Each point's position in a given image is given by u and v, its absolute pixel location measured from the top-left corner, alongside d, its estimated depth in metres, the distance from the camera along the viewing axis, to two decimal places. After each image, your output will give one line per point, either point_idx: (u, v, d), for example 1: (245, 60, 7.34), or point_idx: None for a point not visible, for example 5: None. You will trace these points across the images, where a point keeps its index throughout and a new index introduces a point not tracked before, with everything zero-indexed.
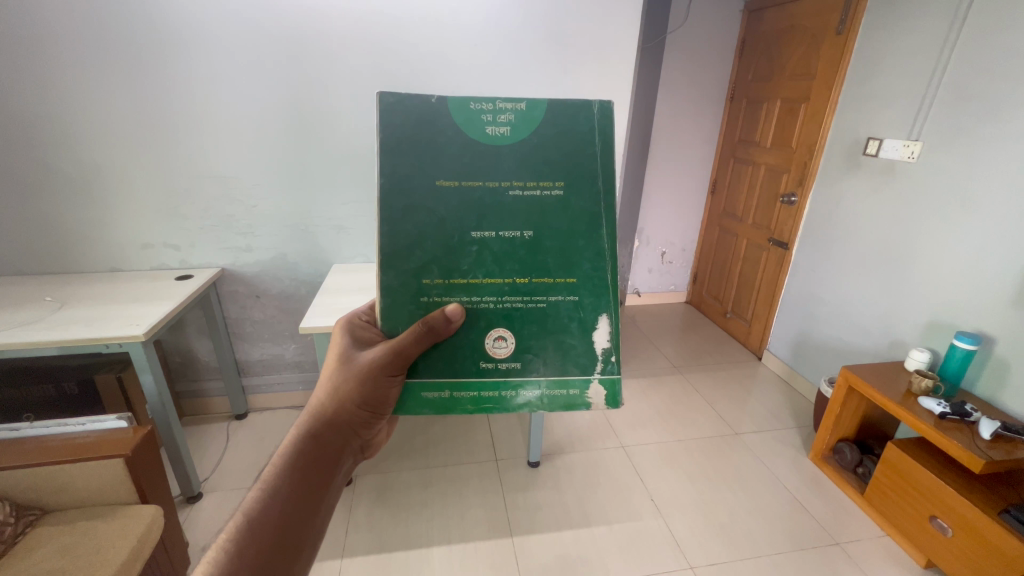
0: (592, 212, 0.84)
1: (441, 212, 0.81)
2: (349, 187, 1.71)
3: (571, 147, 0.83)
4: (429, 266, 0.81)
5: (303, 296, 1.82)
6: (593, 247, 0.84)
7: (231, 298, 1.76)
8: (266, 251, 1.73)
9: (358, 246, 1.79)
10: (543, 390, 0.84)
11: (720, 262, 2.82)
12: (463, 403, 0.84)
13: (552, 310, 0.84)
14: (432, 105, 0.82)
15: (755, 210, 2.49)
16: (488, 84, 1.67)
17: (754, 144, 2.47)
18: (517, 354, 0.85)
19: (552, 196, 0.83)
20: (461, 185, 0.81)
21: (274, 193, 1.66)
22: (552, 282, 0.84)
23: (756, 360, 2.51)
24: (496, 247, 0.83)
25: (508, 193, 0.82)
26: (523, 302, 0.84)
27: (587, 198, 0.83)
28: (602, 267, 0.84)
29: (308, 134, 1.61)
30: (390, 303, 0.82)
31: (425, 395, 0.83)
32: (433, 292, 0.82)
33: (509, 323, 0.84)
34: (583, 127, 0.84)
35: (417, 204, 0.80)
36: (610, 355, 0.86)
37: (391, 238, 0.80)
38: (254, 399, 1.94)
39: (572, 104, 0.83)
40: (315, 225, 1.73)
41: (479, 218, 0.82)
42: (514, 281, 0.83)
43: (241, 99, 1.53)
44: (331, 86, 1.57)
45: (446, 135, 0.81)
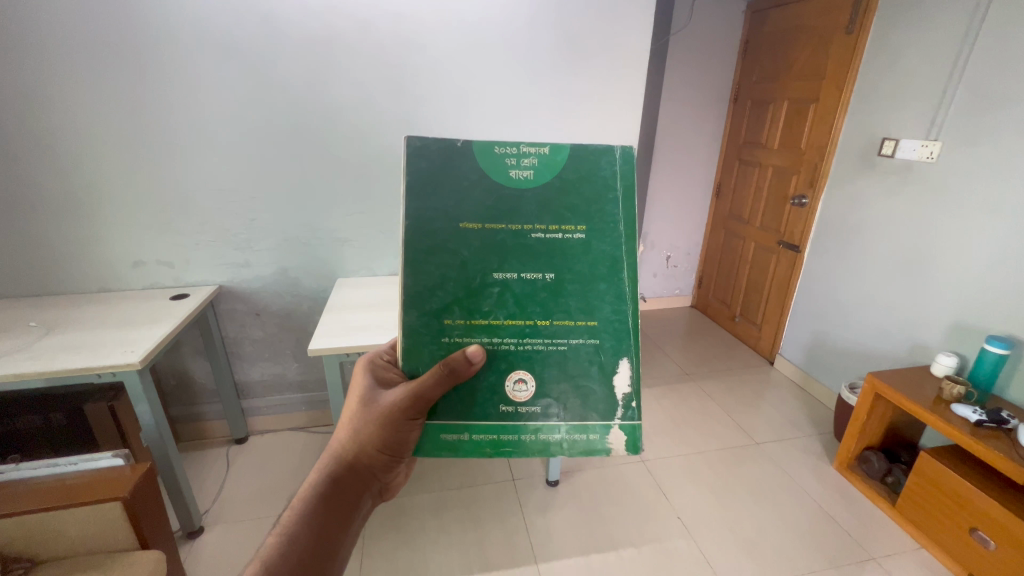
0: (613, 258, 0.81)
1: (462, 253, 0.78)
2: (353, 197, 1.63)
3: (592, 192, 0.81)
4: (449, 308, 0.78)
5: (306, 313, 1.73)
6: (613, 291, 0.80)
7: (229, 316, 1.67)
8: (266, 267, 1.64)
9: (363, 259, 1.71)
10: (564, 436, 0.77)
11: (727, 268, 2.77)
12: (480, 448, 0.77)
13: (573, 353, 0.79)
14: (457, 150, 0.81)
15: (762, 213, 2.46)
16: (498, 89, 1.61)
17: (761, 146, 2.44)
18: (537, 394, 0.79)
19: (573, 242, 0.81)
20: (484, 227, 0.79)
21: (273, 206, 1.58)
22: (572, 326, 0.80)
23: (769, 365, 2.46)
24: (518, 288, 0.79)
25: (530, 236, 0.80)
26: (542, 344, 0.79)
27: (609, 242, 0.81)
28: (624, 313, 0.80)
29: (309, 142, 1.53)
30: (412, 348, 0.77)
31: (442, 436, 0.76)
32: (452, 334, 0.77)
33: (529, 364, 0.78)
34: (602, 174, 0.83)
35: (440, 245, 0.78)
36: (631, 400, 0.79)
37: (414, 276, 0.77)
38: (254, 422, 1.84)
39: (592, 150, 0.82)
40: (317, 238, 1.64)
41: (500, 259, 0.79)
42: (535, 323, 0.79)
43: (242, 107, 1.45)
44: (334, 94, 1.50)
45: (472, 175, 0.80)
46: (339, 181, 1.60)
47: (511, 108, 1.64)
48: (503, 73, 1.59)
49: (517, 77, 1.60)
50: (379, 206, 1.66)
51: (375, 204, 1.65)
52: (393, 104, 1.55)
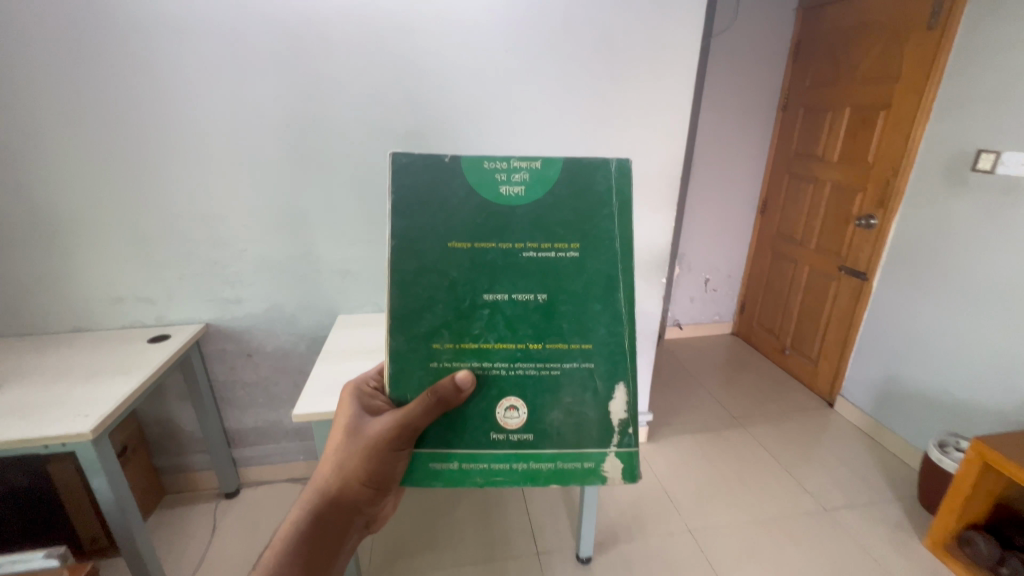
0: (610, 275, 0.82)
1: (450, 273, 0.80)
2: (356, 224, 1.43)
3: (585, 206, 0.82)
4: (437, 330, 0.80)
5: (303, 354, 1.53)
6: (609, 313, 0.82)
7: (218, 357, 1.48)
8: (259, 302, 1.44)
9: (367, 294, 1.50)
10: (556, 464, 0.81)
11: (775, 293, 2.48)
12: (469, 476, 0.81)
13: (567, 377, 0.82)
14: (445, 164, 0.82)
15: (818, 233, 2.17)
16: (520, 100, 1.39)
17: (816, 159, 2.17)
18: (526, 423, 0.81)
19: (566, 260, 0.82)
20: (471, 246, 0.81)
21: (266, 235, 1.39)
22: (566, 347, 0.81)
23: (828, 407, 2.15)
24: (508, 311, 0.81)
25: (521, 255, 0.81)
26: (534, 369, 0.81)
27: (603, 259, 0.82)
28: (620, 333, 0.82)
29: (305, 163, 1.34)
30: (396, 369, 0.80)
31: (430, 465, 0.80)
32: (440, 357, 0.80)
33: (518, 390, 0.81)
34: (598, 188, 0.83)
35: (430, 265, 0.80)
36: (629, 428, 0.82)
37: (400, 295, 0.80)
38: (247, 472, 1.65)
39: (587, 163, 0.83)
40: (315, 270, 1.45)
41: (489, 279, 0.81)
42: (526, 347, 0.81)
43: (231, 123, 1.27)
44: (336, 106, 1.30)
45: (464, 190, 0.82)
46: (339, 207, 1.40)
47: (535, 121, 1.42)
48: (527, 81, 1.37)
49: (542, 86, 1.38)
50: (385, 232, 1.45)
51: (380, 232, 1.45)
52: (400, 118, 1.34)
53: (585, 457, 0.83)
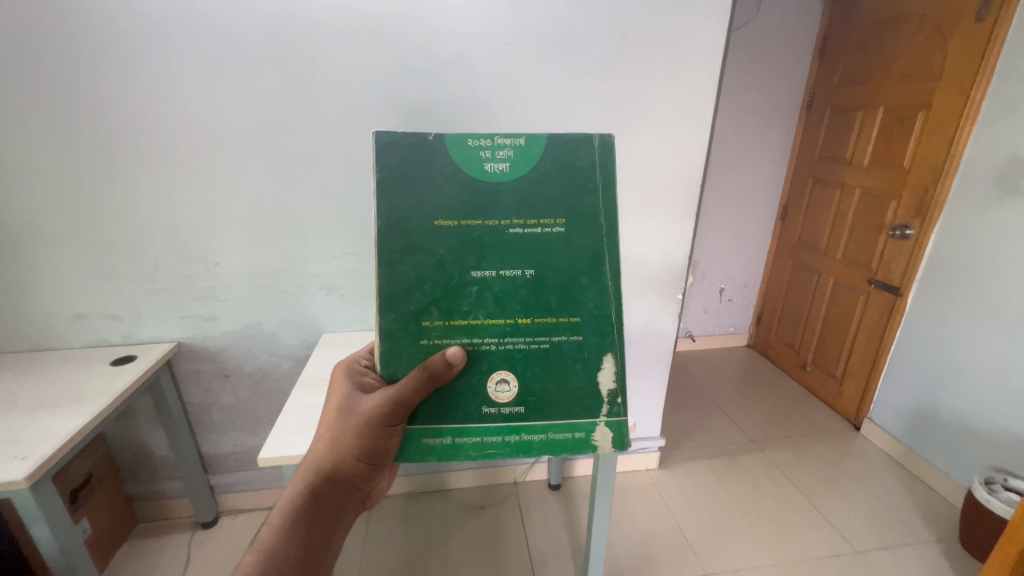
0: (596, 250, 0.90)
1: (444, 253, 0.88)
2: (341, 235, 1.29)
3: (569, 180, 0.90)
4: (431, 307, 0.88)
5: (285, 375, 1.40)
6: (595, 287, 0.91)
7: (192, 379, 1.36)
8: (235, 319, 1.32)
9: (354, 311, 1.37)
10: (548, 434, 0.90)
11: (796, 305, 2.33)
12: (464, 450, 0.89)
13: (555, 351, 0.91)
14: (431, 143, 0.88)
15: (845, 243, 2.02)
16: (524, 97, 1.24)
17: (843, 163, 2.01)
18: (516, 399, 0.90)
19: (550, 240, 0.90)
20: (461, 226, 0.89)
21: (242, 246, 1.26)
22: (553, 320, 0.90)
23: (854, 430, 2.00)
24: (496, 286, 0.90)
25: (507, 231, 0.89)
26: (525, 342, 0.90)
27: (587, 236, 0.91)
28: (602, 304, 0.90)
29: (282, 167, 1.20)
30: (393, 346, 0.88)
31: (429, 439, 0.89)
32: (433, 333, 0.88)
33: (509, 362, 0.90)
34: (579, 171, 0.91)
35: (425, 246, 0.88)
36: (615, 395, 0.92)
37: (394, 274, 0.87)
38: (226, 500, 1.53)
39: (563, 147, 0.89)
40: (297, 285, 1.32)
41: (481, 258, 0.89)
42: (515, 321, 0.90)
43: (200, 122, 1.14)
44: (319, 106, 1.16)
45: (450, 166, 0.88)
46: (322, 216, 1.27)
47: (540, 121, 1.27)
48: (531, 77, 1.22)
49: (548, 81, 1.23)
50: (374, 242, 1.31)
51: (367, 242, 1.31)
52: (388, 118, 1.20)
53: (575, 428, 0.93)
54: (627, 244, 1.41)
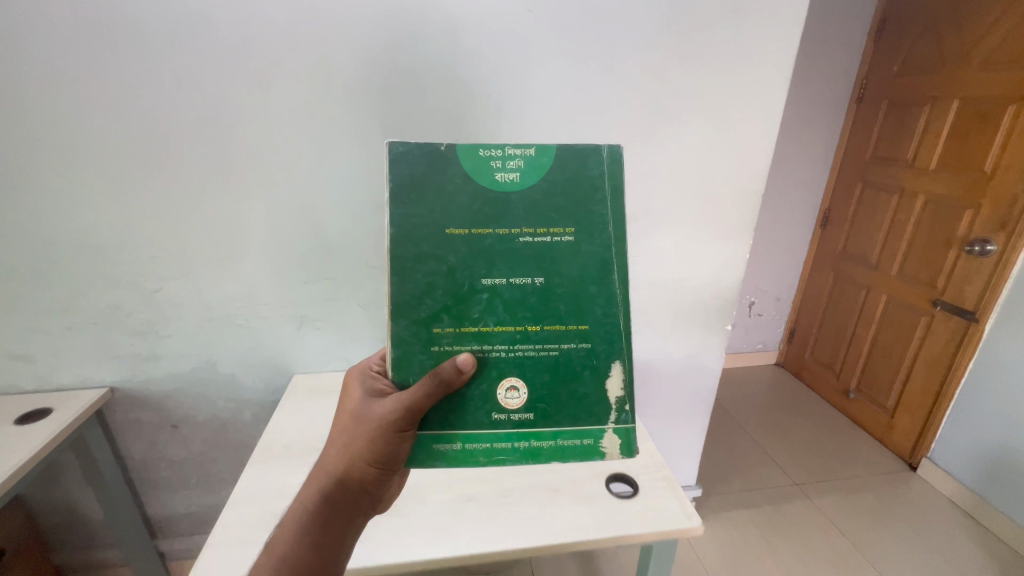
0: (603, 258, 0.70)
1: (448, 257, 0.67)
2: (314, 256, 1.02)
3: (578, 194, 0.69)
4: (441, 313, 0.67)
5: (248, 423, 1.14)
6: (604, 294, 0.70)
7: (130, 431, 1.09)
8: (181, 360, 1.05)
9: (333, 348, 1.10)
10: (559, 441, 0.68)
11: (837, 323, 2.09)
12: (475, 453, 0.67)
13: (565, 359, 0.70)
14: (441, 155, 0.68)
15: (904, 256, 1.77)
16: (549, 85, 0.97)
17: (902, 164, 1.76)
18: (530, 399, 0.70)
19: (559, 247, 0.69)
20: (472, 234, 0.68)
21: (184, 269, 0.98)
22: (561, 328, 0.69)
23: (911, 470, 1.75)
24: (506, 294, 0.68)
25: (516, 239, 0.68)
26: (533, 348, 0.69)
27: (598, 242, 0.69)
28: (612, 313, 0.69)
29: (236, 168, 0.93)
30: (403, 357, 0.67)
31: (437, 447, 0.68)
32: (443, 340, 0.67)
33: (518, 365, 0.68)
34: (589, 174, 0.70)
35: (426, 251, 0.67)
36: (624, 402, 0.70)
37: (403, 282, 0.67)
38: (180, 568, 1.27)
39: (573, 150, 0.68)
40: (259, 317, 1.05)
41: (491, 262, 0.68)
42: (525, 329, 0.69)
43: (125, 109, 0.87)
44: (284, 89, 0.89)
45: (457, 175, 0.68)
46: (289, 232, 1.00)
47: (567, 116, 1.00)
48: (558, 59, 0.95)
49: (580, 64, 0.96)
50: (356, 265, 1.04)
51: (346, 264, 1.04)
52: (374, 107, 0.93)
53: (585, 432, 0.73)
54: (669, 266, 1.15)
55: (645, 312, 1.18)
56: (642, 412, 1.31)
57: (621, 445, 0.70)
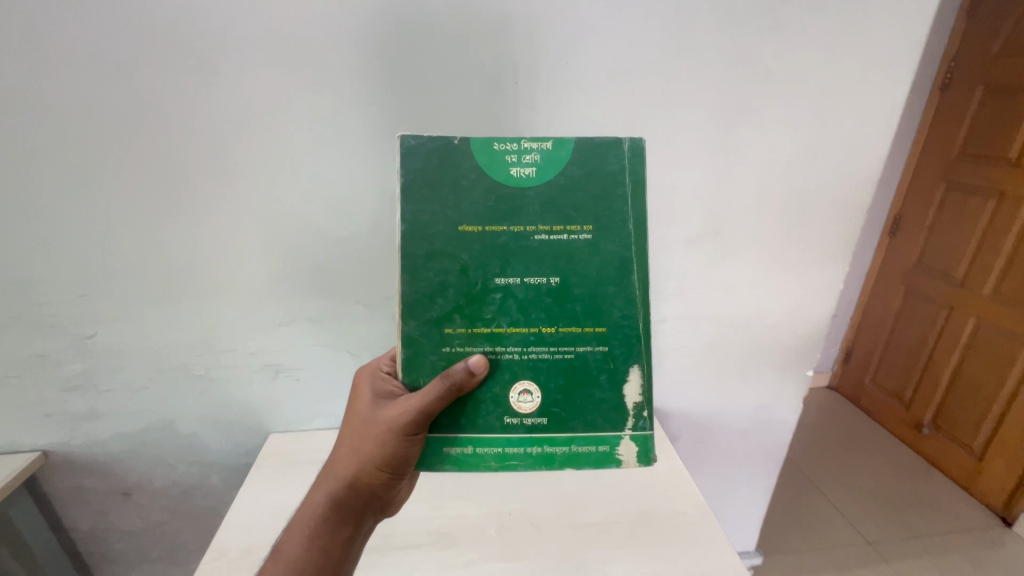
0: (623, 259, 0.56)
1: (461, 254, 0.56)
2: (288, 289, 0.80)
3: (597, 186, 0.56)
4: (453, 314, 0.56)
5: (217, 488, 0.93)
6: (623, 295, 0.57)
7: (73, 498, 0.89)
8: (129, 418, 0.84)
9: (317, 401, 0.89)
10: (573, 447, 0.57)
11: (906, 344, 1.81)
12: (485, 458, 0.57)
13: (579, 364, 0.58)
14: (455, 148, 0.56)
15: (1001, 272, 1.48)
16: (599, 74, 0.72)
17: (1001, 162, 1.47)
18: (543, 405, 0.57)
19: (577, 249, 0.57)
20: (486, 231, 0.56)
21: (124, 306, 0.77)
22: (578, 332, 0.57)
23: (1005, 527, 1.47)
24: (519, 294, 0.57)
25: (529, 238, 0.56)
26: (548, 352, 0.57)
27: (616, 239, 0.56)
28: (634, 316, 0.57)
29: (182, 180, 0.72)
30: (415, 355, 0.57)
31: (450, 448, 0.58)
32: (456, 339, 0.57)
33: (531, 367, 0.57)
34: (609, 169, 0.56)
35: (435, 250, 0.55)
36: (641, 408, 0.58)
37: (414, 281, 0.56)
38: None
39: (594, 143, 0.55)
40: (221, 365, 0.83)
41: (504, 261, 0.56)
42: (538, 332, 0.57)
43: (32, 104, 0.65)
44: (241, 77, 0.67)
45: (473, 171, 0.56)
46: (255, 259, 0.78)
47: (622, 113, 0.75)
48: (612, 38, 0.70)
49: (641, 45, 0.71)
50: (341, 304, 0.82)
51: (328, 301, 0.82)
52: (362, 101, 0.70)
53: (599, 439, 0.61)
54: (741, 299, 0.90)
55: (707, 356, 0.95)
56: (695, 471, 1.07)
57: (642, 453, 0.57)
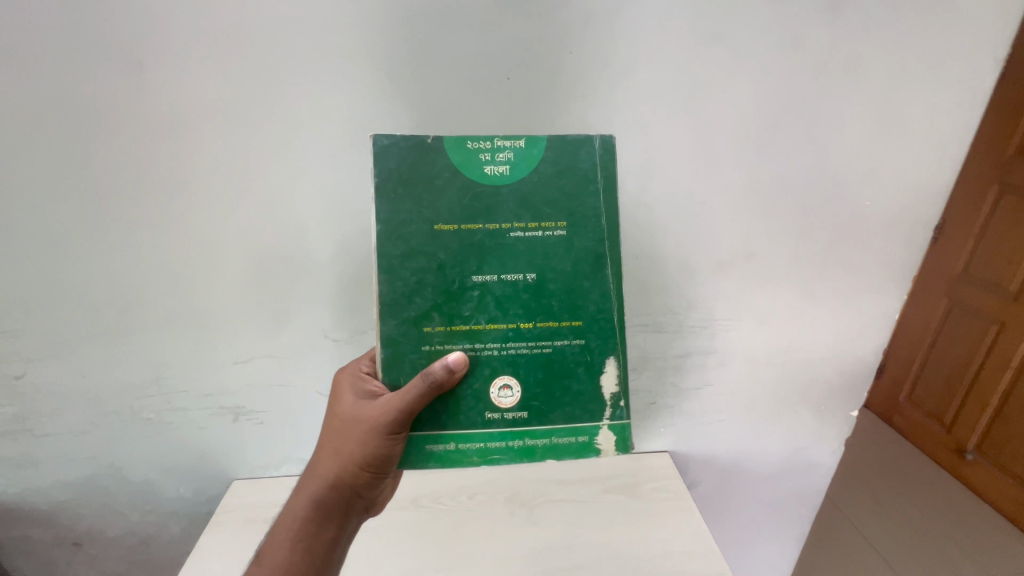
0: (596, 254, 0.48)
1: (436, 252, 0.47)
2: (245, 322, 0.69)
3: (567, 180, 0.48)
4: (430, 313, 0.48)
5: (179, 538, 0.83)
6: (598, 291, 0.48)
7: (18, 548, 0.80)
8: (74, 463, 0.74)
9: (286, 445, 0.78)
10: (554, 438, 0.49)
11: None
12: (467, 457, 0.49)
13: (557, 362, 0.49)
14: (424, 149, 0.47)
15: None
16: (614, 71, 0.59)
17: None
18: (523, 401, 0.49)
19: (551, 246, 0.48)
20: (461, 228, 0.47)
21: (58, 342, 0.67)
22: (555, 327, 0.48)
23: None
24: (495, 293, 0.48)
25: (503, 236, 0.47)
26: (526, 348, 0.48)
27: (587, 236, 0.48)
28: (609, 310, 0.49)
29: (115, 198, 0.61)
30: (394, 356, 0.48)
31: (430, 449, 0.49)
32: (434, 339, 0.48)
33: (510, 365, 0.48)
34: (580, 168, 0.48)
35: (410, 249, 0.47)
36: (619, 400, 0.50)
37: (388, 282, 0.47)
38: None
39: (569, 137, 0.47)
40: (175, 406, 0.72)
41: (480, 258, 0.48)
42: (516, 330, 0.48)
43: None
44: (180, 79, 0.56)
45: (449, 171, 0.47)
46: (204, 286, 0.66)
47: (643, 118, 0.62)
48: (626, 24, 0.57)
49: (663, 34, 0.58)
50: (306, 338, 0.70)
51: (293, 335, 0.70)
52: (326, 106, 0.58)
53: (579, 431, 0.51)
54: (777, 332, 0.77)
55: (736, 397, 0.82)
56: (719, 519, 0.95)
57: (621, 441, 0.50)
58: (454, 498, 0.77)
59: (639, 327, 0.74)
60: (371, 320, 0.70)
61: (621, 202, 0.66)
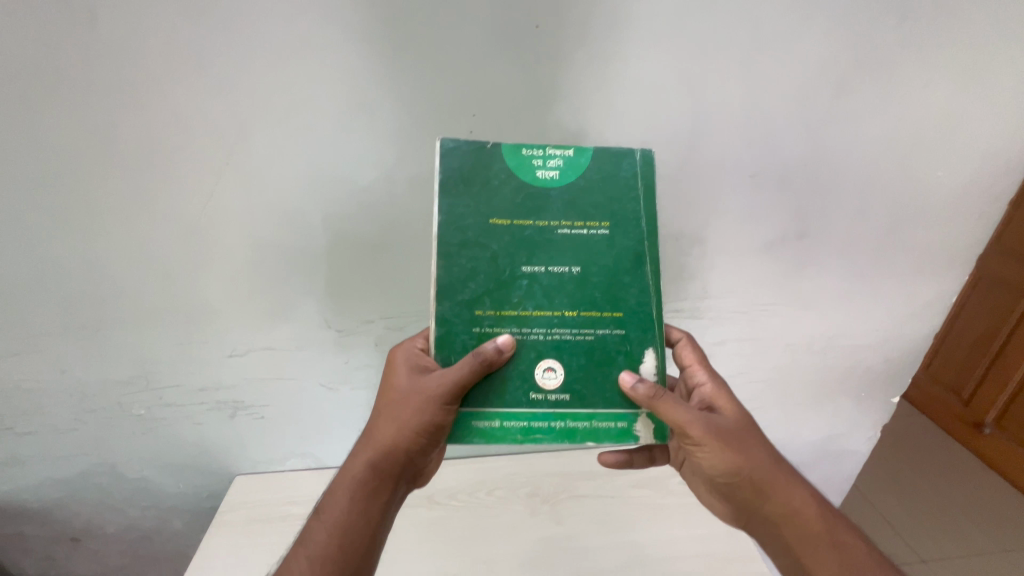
0: (637, 255, 0.43)
1: (488, 243, 0.42)
2: (241, 312, 0.62)
3: (609, 183, 0.43)
4: (479, 299, 0.41)
5: (182, 530, 0.80)
6: (640, 289, 0.42)
7: (12, 542, 0.76)
8: (63, 461, 0.69)
9: (292, 438, 0.73)
10: (596, 422, 0.41)
11: None
12: (511, 437, 0.41)
13: (598, 351, 0.42)
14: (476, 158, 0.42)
15: None
16: (667, 23, 0.50)
17: None
18: (567, 384, 0.42)
19: (593, 245, 0.42)
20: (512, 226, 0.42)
21: (30, 338, 0.60)
22: (596, 316, 0.42)
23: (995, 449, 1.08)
24: (541, 282, 0.42)
25: (548, 234, 0.42)
26: (571, 334, 0.42)
27: (629, 233, 0.43)
28: (650, 307, 0.42)
29: (76, 175, 0.51)
30: (446, 334, 0.41)
31: (473, 425, 0.41)
32: (485, 322, 0.41)
33: (556, 350, 0.42)
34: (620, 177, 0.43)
35: (466, 240, 0.41)
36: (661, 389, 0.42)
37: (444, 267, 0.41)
38: None
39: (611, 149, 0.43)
40: (170, 403, 0.67)
41: (529, 251, 0.42)
42: (562, 317, 0.42)
43: None
44: (144, 35, 0.46)
45: (503, 174, 0.42)
46: (190, 272, 0.59)
47: (696, 80, 0.53)
48: None
49: None
50: (308, 329, 0.64)
51: (295, 325, 0.63)
52: (324, 66, 0.49)
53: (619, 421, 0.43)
54: (823, 317, 0.71)
55: (771, 385, 0.76)
56: None
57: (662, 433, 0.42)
58: (472, 493, 0.73)
59: (674, 314, 0.67)
60: (378, 307, 0.63)
61: (664, 177, 0.58)
